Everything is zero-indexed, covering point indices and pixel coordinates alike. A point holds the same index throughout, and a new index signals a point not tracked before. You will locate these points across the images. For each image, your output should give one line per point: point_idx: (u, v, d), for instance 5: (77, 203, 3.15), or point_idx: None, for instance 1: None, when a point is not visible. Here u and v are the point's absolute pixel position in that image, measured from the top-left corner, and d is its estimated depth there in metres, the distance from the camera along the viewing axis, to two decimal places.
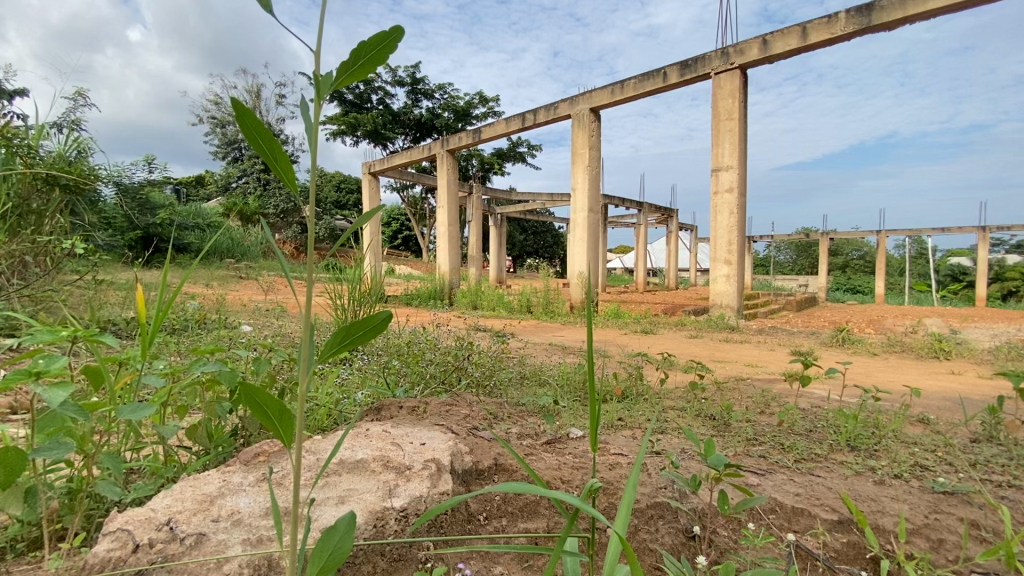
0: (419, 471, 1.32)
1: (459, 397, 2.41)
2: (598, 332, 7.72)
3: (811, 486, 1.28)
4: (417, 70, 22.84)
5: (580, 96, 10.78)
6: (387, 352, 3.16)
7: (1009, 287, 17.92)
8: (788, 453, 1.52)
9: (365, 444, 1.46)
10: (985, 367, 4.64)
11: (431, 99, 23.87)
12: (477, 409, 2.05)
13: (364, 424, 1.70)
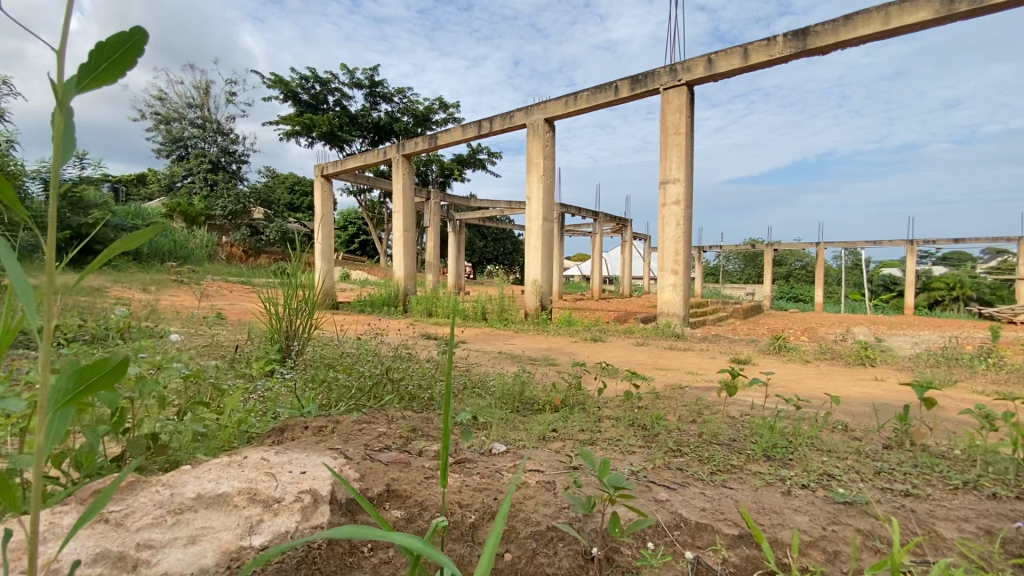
0: (290, 504, 1.34)
1: (386, 409, 2.32)
2: (548, 340, 7.77)
3: (718, 501, 1.30)
4: (375, 72, 22.50)
5: (534, 106, 10.90)
6: (319, 362, 3.01)
7: (934, 297, 19.27)
8: (703, 465, 1.53)
9: (233, 475, 1.44)
10: (905, 373, 4.95)
11: (389, 103, 23.55)
12: (396, 426, 1.98)
13: (243, 452, 1.64)
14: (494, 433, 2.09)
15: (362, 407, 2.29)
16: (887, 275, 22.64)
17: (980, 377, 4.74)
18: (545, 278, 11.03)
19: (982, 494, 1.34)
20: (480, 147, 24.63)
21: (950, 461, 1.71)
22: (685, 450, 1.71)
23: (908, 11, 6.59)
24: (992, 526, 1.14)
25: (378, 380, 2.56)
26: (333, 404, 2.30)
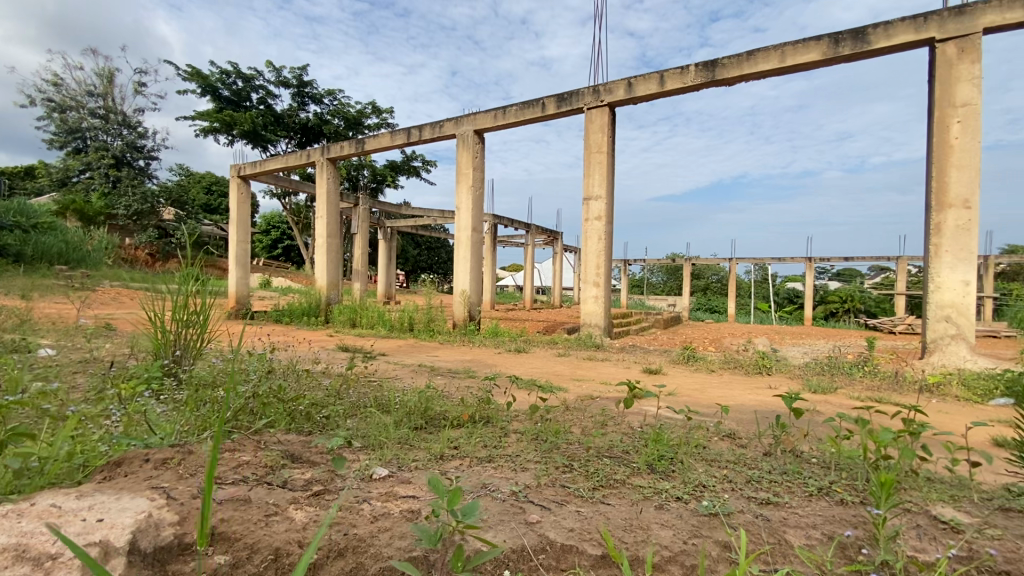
0: (69, 561, 1.21)
1: (265, 434, 2.16)
2: (473, 351, 7.73)
3: (589, 518, 1.32)
4: (303, 72, 21.59)
5: (464, 117, 10.91)
6: (199, 382, 2.73)
7: (830, 309, 21.32)
8: (583, 481, 1.55)
9: (6, 529, 1.27)
10: (795, 381, 5.41)
11: (319, 104, 22.66)
12: (264, 454, 1.88)
13: (41, 496, 1.46)
14: (379, 456, 1.99)
15: (235, 433, 2.12)
16: (790, 289, 24.77)
17: (857, 384, 5.27)
18: (473, 289, 10.98)
19: (834, 498, 1.44)
20: (415, 154, 24.32)
21: (816, 465, 1.85)
22: (571, 466, 1.73)
23: (800, 52, 7.28)
24: (835, 531, 1.23)
25: (259, 404, 2.38)
26: (199, 430, 2.09)
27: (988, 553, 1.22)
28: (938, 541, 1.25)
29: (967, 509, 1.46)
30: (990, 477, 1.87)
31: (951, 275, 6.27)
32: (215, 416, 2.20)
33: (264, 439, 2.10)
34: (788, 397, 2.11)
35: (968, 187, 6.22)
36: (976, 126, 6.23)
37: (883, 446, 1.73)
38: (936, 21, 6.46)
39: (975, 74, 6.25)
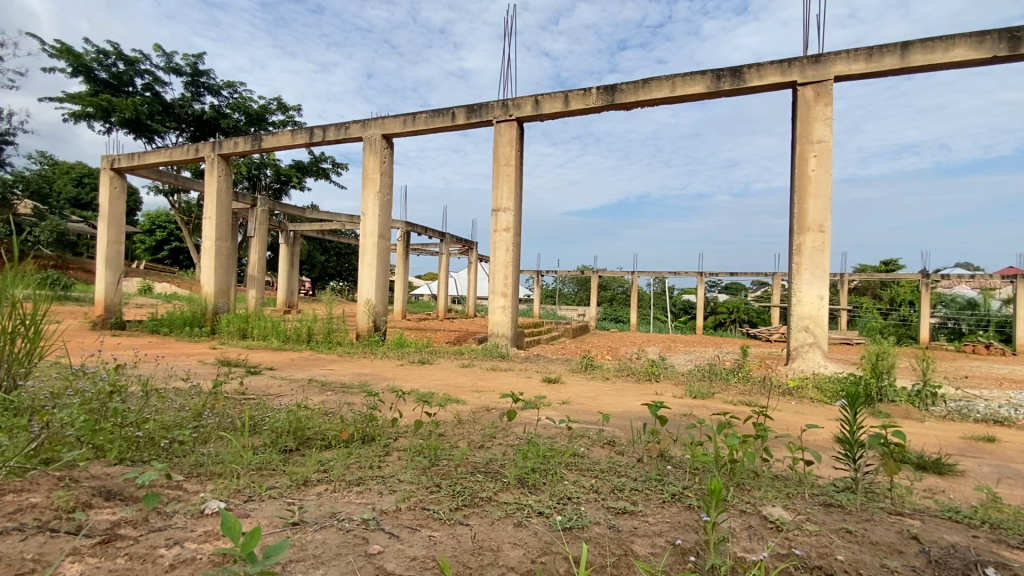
0: None
1: (77, 472, 1.88)
2: (372, 364, 7.42)
3: (435, 545, 1.28)
4: (200, 60, 19.76)
5: (371, 121, 10.56)
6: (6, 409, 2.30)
7: (719, 319, 23.32)
8: (444, 504, 1.52)
9: None
10: (679, 387, 5.80)
11: (216, 96, 20.84)
12: (66, 494, 1.68)
13: None
14: (227, 490, 1.80)
15: (37, 468, 1.83)
16: (685, 300, 26.72)
17: (731, 388, 5.77)
18: (379, 298, 10.62)
19: (685, 503, 1.51)
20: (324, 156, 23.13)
21: (680, 471, 1.94)
22: (437, 485, 1.68)
23: (688, 84, 7.91)
24: (675, 538, 1.30)
25: (86, 432, 2.06)
26: None
27: (802, 549, 1.34)
28: (765, 541, 1.36)
29: (796, 507, 1.61)
30: (823, 473, 2.09)
31: (808, 290, 7.10)
32: (16, 448, 1.87)
33: (80, 480, 1.81)
34: (652, 405, 2.22)
35: (822, 214, 7.09)
36: (829, 160, 7.15)
37: (732, 450, 1.87)
38: (799, 66, 7.33)
39: (827, 116, 7.18)
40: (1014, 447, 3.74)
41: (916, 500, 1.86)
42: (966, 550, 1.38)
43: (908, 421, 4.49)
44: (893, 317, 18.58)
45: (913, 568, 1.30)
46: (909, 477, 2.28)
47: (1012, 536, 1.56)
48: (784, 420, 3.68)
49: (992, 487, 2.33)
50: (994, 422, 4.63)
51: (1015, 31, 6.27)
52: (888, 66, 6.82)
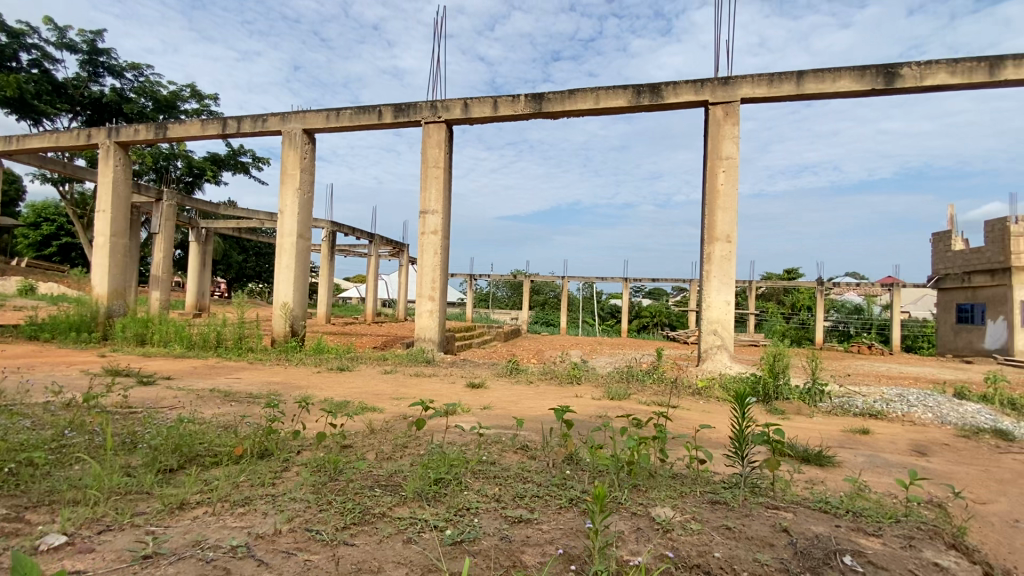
0: None
1: None
2: (285, 371, 7.01)
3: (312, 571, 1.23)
4: (100, 38, 17.87)
5: (291, 114, 10.01)
6: None
7: (643, 322, 24.39)
8: (332, 525, 1.46)
9: None
10: (598, 389, 5.97)
11: (119, 79, 18.93)
12: None
13: None
14: (79, 519, 1.61)
15: None
16: (612, 305, 27.69)
17: (646, 390, 6.02)
18: (297, 301, 10.06)
19: (580, 507, 1.54)
20: (243, 149, 21.66)
21: (583, 473, 1.98)
22: (329, 502, 1.61)
23: (611, 97, 8.20)
24: (565, 546, 1.32)
25: None
26: None
27: (684, 548, 1.40)
28: (652, 542, 1.41)
29: (685, 506, 1.68)
30: (717, 471, 2.21)
31: (717, 296, 7.57)
32: None
33: None
34: (559, 409, 2.25)
35: (729, 226, 7.62)
36: (735, 176, 7.69)
37: (631, 453, 1.93)
38: (710, 87, 7.84)
39: (734, 134, 7.72)
40: (884, 437, 4.19)
41: (795, 492, 2.01)
42: (828, 540, 1.51)
43: (799, 416, 4.90)
44: (794, 321, 20.34)
45: (782, 560, 1.39)
46: (792, 470, 2.47)
47: (870, 523, 1.72)
48: (694, 421, 3.88)
49: (861, 477, 2.58)
50: (869, 416, 5.17)
51: (889, 68, 7.05)
52: (785, 92, 7.45)
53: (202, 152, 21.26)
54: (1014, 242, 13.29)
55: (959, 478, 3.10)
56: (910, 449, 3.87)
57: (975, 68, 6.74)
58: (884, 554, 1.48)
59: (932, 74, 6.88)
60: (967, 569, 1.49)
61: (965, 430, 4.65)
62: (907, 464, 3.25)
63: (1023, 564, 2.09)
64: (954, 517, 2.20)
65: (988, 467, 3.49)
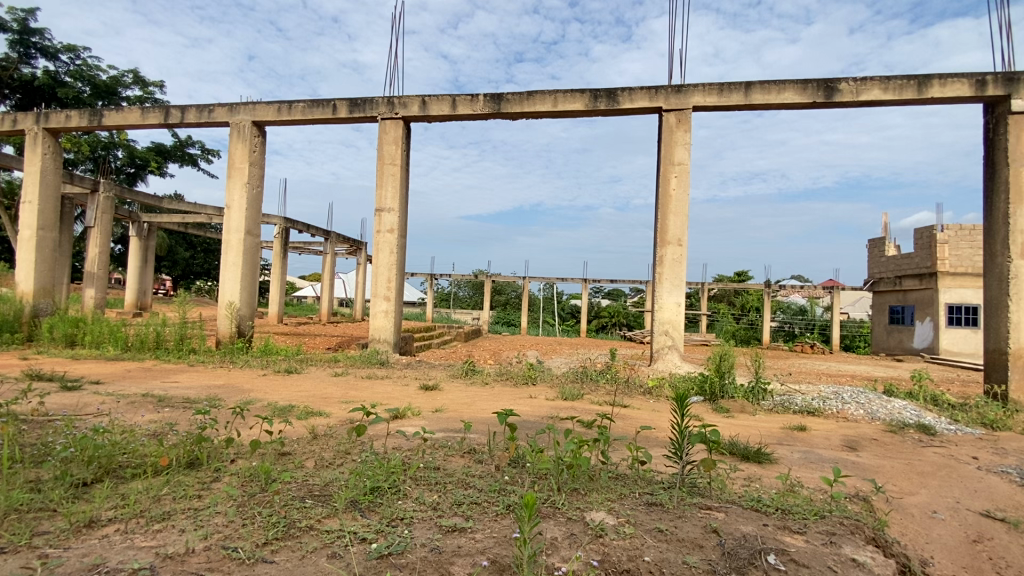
0: None
1: None
2: (228, 374, 6.68)
3: None
4: (31, 16, 16.62)
5: (240, 105, 9.59)
6: None
7: (602, 322, 24.83)
8: (253, 543, 1.45)
9: None
10: (552, 390, 6.01)
11: (53, 61, 17.68)
12: None
13: None
14: None
15: None
16: (572, 305, 28.00)
17: (600, 389, 6.11)
18: (244, 300, 9.62)
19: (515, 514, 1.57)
20: (191, 140, 20.61)
21: (525, 476, 2.00)
22: (257, 518, 1.58)
23: (568, 100, 8.27)
24: (493, 556, 1.35)
25: None
26: None
27: (614, 553, 1.44)
28: (583, 548, 1.44)
29: (620, 509, 1.72)
30: (659, 471, 2.25)
31: (669, 298, 7.76)
32: None
33: None
34: (501, 412, 2.26)
35: (680, 230, 7.83)
36: (687, 181, 7.91)
37: (573, 456, 1.96)
38: (664, 94, 8.02)
39: (686, 141, 7.94)
40: (819, 434, 4.40)
41: (730, 490, 2.07)
42: (754, 539, 1.57)
43: (743, 414, 5.08)
44: (744, 321, 21.18)
45: (710, 561, 1.44)
46: (730, 468, 2.55)
47: (796, 521, 1.80)
48: (643, 420, 3.95)
49: (795, 474, 2.69)
50: (807, 413, 5.42)
51: (829, 82, 7.43)
52: (734, 102, 7.73)
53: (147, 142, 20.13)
54: (940, 249, 14.30)
55: (885, 471, 3.28)
56: (842, 444, 4.08)
57: (906, 85, 7.17)
58: (806, 552, 1.56)
59: (867, 89, 7.28)
60: (882, 563, 1.57)
61: (892, 426, 4.95)
62: (838, 460, 3.41)
63: (938, 554, 2.22)
64: (874, 511, 2.33)
65: (910, 460, 3.72)
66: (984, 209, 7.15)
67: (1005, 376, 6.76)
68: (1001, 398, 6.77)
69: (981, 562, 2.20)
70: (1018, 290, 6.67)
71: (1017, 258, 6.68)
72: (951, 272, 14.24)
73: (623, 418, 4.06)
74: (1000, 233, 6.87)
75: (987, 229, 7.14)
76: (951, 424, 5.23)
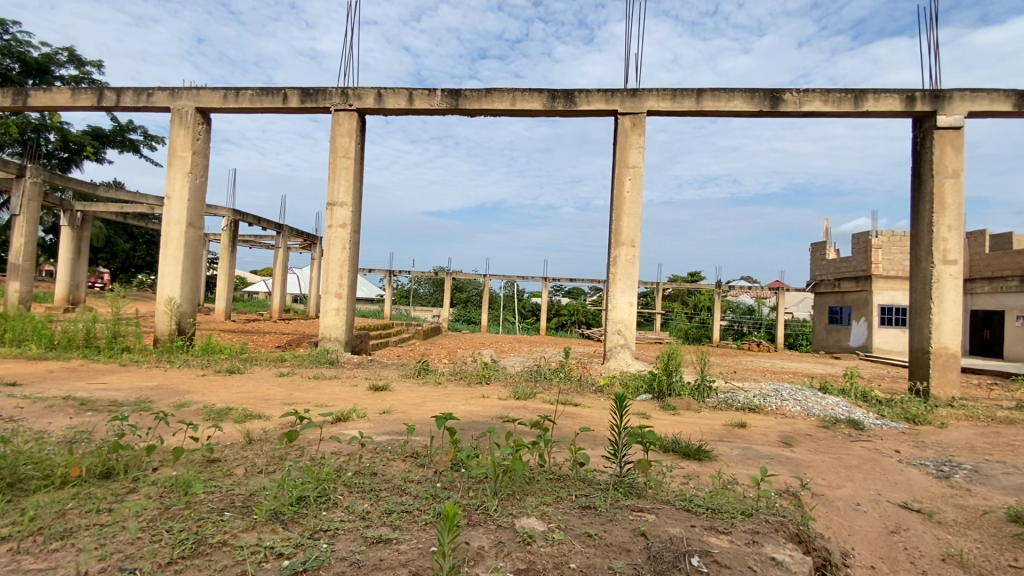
0: None
1: None
2: (163, 375, 6.31)
3: None
4: None
5: (182, 90, 9.07)
6: None
7: (561, 320, 25.12)
8: (153, 564, 1.46)
9: None
10: (505, 389, 6.01)
11: None
12: None
13: None
14: None
15: None
16: (532, 303, 28.11)
17: (553, 388, 6.16)
18: (185, 296, 9.11)
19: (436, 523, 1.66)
20: (132, 124, 19.34)
21: (461, 479, 2.09)
22: (165, 535, 1.59)
23: (526, 100, 8.27)
24: (417, 566, 1.44)
25: None
26: None
27: (541, 561, 1.54)
28: (509, 557, 1.53)
29: (552, 513, 1.83)
30: (598, 471, 2.36)
31: (622, 298, 7.90)
32: None
33: None
34: (439, 417, 2.27)
35: (634, 231, 7.99)
36: (640, 184, 8.07)
37: (507, 461, 2.06)
38: (620, 97, 8.14)
39: (640, 144, 8.10)
40: (758, 430, 4.58)
41: (666, 489, 2.21)
42: (680, 542, 1.69)
43: (688, 412, 5.24)
44: (695, 320, 21.89)
45: (634, 565, 1.56)
46: (669, 466, 2.64)
47: (724, 521, 1.94)
48: (592, 420, 3.99)
49: (730, 472, 2.78)
50: (748, 410, 5.63)
51: (774, 93, 7.75)
52: (686, 107, 7.95)
53: (84, 126, 18.81)
54: (874, 254, 15.25)
55: (816, 466, 3.45)
56: (779, 440, 4.26)
57: (844, 98, 7.57)
58: (729, 553, 1.70)
59: (809, 101, 7.64)
60: (798, 560, 1.72)
61: (826, 421, 5.21)
62: (774, 455, 3.56)
63: (858, 545, 2.35)
64: (801, 506, 2.44)
65: (839, 454, 3.93)
66: (911, 218, 7.65)
67: (928, 374, 7.25)
68: (924, 394, 7.27)
69: (897, 552, 2.33)
70: (940, 294, 7.17)
71: (939, 264, 7.18)
72: (884, 275, 15.20)
73: (571, 418, 4.08)
74: (925, 240, 7.37)
75: (914, 237, 7.65)
76: (879, 419, 5.57)
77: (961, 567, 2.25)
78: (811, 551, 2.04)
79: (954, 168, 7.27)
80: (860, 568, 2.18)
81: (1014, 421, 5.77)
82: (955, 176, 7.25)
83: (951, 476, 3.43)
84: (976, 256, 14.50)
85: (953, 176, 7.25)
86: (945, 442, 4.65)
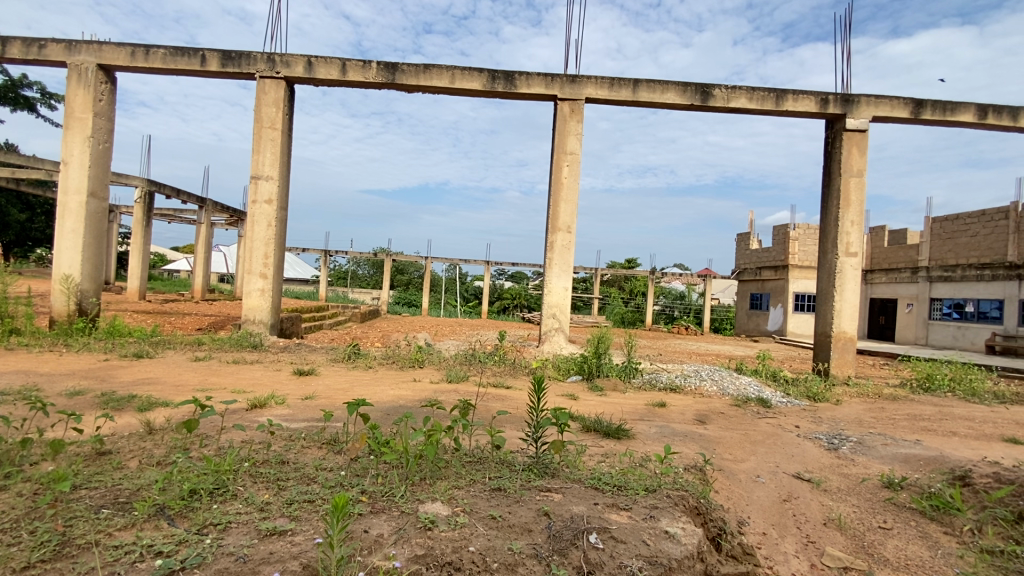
0: None
1: None
2: (57, 360, 5.70)
3: None
4: None
5: (82, 44, 8.11)
6: None
7: (504, 304, 25.23)
8: (6, 570, 1.41)
9: None
10: (438, 372, 5.99)
11: None
12: None
13: None
14: None
15: None
16: (475, 287, 28.09)
17: (487, 371, 6.21)
18: (87, 274, 8.23)
19: (324, 518, 1.71)
20: (27, 79, 17.09)
21: (366, 467, 2.15)
22: (25, 536, 1.55)
23: (466, 78, 8.09)
24: (310, 556, 1.50)
25: None
26: None
27: (440, 546, 1.62)
28: (406, 543, 1.61)
29: (458, 498, 1.95)
30: (516, 451, 2.50)
31: (557, 283, 8.02)
32: None
33: None
34: (351, 404, 2.25)
35: (570, 217, 8.10)
36: (578, 171, 8.17)
37: (412, 450, 2.16)
38: (559, 83, 8.15)
39: (578, 131, 8.17)
40: (676, 409, 4.85)
41: (577, 469, 2.38)
42: (580, 521, 1.84)
43: (614, 392, 5.48)
44: (631, 305, 22.76)
45: (534, 545, 1.69)
46: (586, 446, 2.78)
47: (627, 498, 2.10)
48: (519, 403, 4.05)
49: (643, 450, 2.92)
50: (669, 390, 5.94)
51: (705, 88, 8.03)
52: (623, 97, 8.08)
53: None
54: (792, 244, 16.43)
55: (724, 442, 3.69)
56: (694, 418, 4.52)
57: (767, 97, 7.99)
58: (626, 528, 1.85)
59: (736, 97, 7.99)
60: (689, 532, 1.91)
61: (738, 400, 5.60)
62: (688, 433, 3.78)
63: (754, 514, 2.55)
64: (704, 480, 2.62)
65: (747, 431, 4.22)
66: (821, 212, 8.28)
67: (828, 356, 7.94)
68: (824, 374, 7.97)
69: (787, 519, 2.55)
70: (842, 283, 7.82)
71: (843, 256, 7.82)
72: (799, 265, 16.43)
73: (501, 400, 4.13)
74: (831, 233, 8.01)
75: (822, 230, 8.28)
76: (784, 397, 6.05)
77: (839, 530, 2.49)
78: (708, 522, 2.21)
79: (859, 168, 7.91)
80: (754, 536, 2.36)
81: (897, 397, 6.47)
82: (859, 175, 7.89)
83: (840, 448, 3.79)
84: (876, 249, 15.95)
85: (857, 175, 7.89)
86: (837, 418, 5.14)
